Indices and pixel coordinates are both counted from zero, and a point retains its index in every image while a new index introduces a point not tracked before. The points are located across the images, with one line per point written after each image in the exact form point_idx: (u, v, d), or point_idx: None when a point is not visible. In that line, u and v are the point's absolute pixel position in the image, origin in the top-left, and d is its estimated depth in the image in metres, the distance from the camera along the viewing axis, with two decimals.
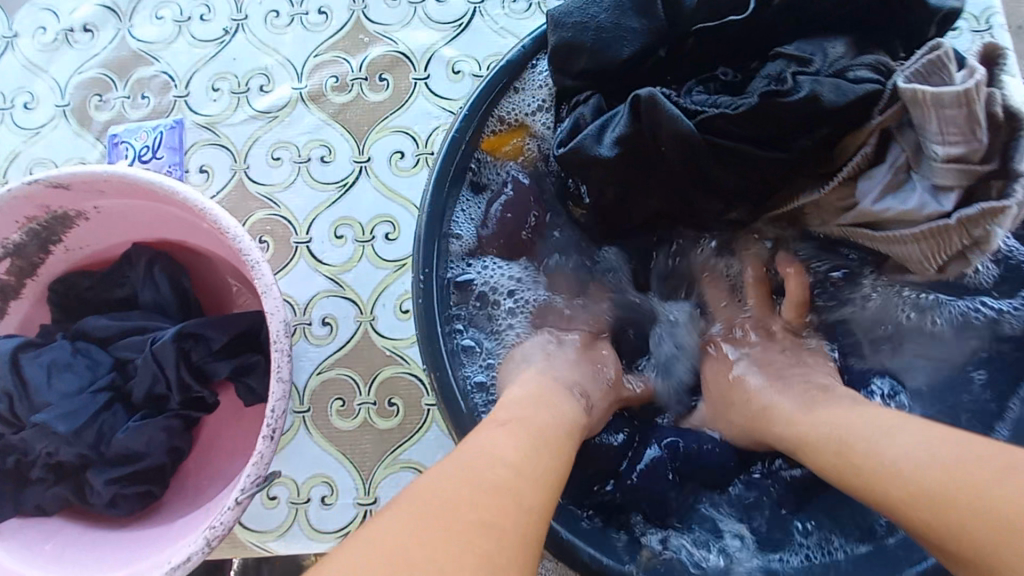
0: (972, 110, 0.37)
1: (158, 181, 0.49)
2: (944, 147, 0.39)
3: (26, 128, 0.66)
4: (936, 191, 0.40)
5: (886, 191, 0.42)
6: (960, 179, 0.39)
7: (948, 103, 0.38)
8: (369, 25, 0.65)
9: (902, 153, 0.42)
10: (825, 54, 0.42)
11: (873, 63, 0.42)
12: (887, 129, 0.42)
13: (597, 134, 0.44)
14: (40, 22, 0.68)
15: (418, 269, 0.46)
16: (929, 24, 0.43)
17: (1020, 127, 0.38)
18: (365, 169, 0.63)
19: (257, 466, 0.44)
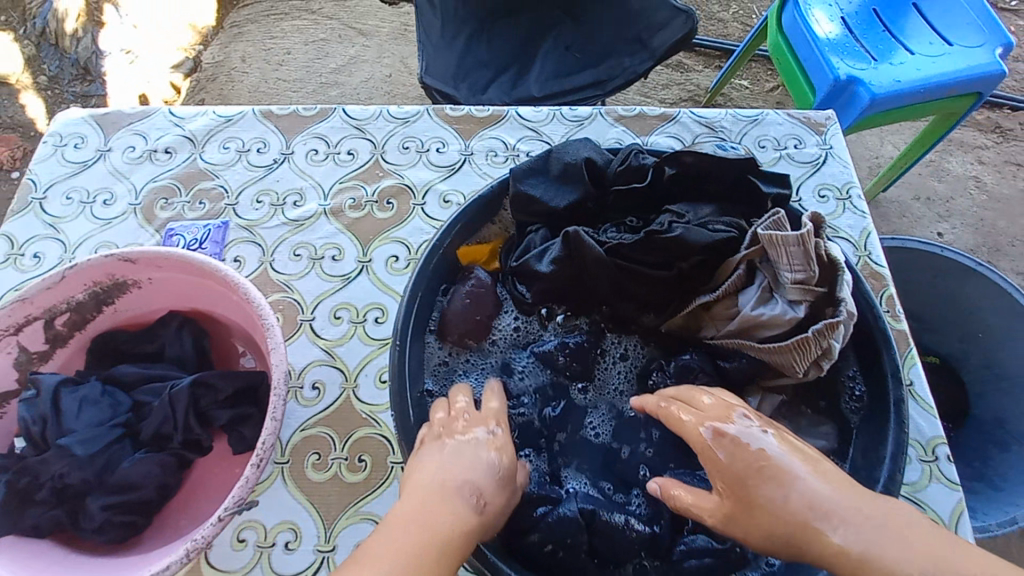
0: (806, 249, 0.55)
1: (206, 261, 0.65)
2: (793, 274, 0.55)
3: (100, 218, 0.84)
4: (792, 303, 0.56)
5: (759, 304, 0.57)
6: (805, 297, 0.56)
7: (792, 243, 0.55)
8: (385, 164, 0.87)
9: (766, 277, 0.58)
10: (697, 211, 0.61)
11: (727, 220, 0.60)
12: (753, 261, 0.58)
13: (539, 256, 0.62)
14: (132, 143, 0.89)
15: (396, 339, 0.60)
16: (766, 198, 0.62)
17: (839, 265, 0.56)
18: (366, 267, 0.79)
19: (242, 488, 0.53)
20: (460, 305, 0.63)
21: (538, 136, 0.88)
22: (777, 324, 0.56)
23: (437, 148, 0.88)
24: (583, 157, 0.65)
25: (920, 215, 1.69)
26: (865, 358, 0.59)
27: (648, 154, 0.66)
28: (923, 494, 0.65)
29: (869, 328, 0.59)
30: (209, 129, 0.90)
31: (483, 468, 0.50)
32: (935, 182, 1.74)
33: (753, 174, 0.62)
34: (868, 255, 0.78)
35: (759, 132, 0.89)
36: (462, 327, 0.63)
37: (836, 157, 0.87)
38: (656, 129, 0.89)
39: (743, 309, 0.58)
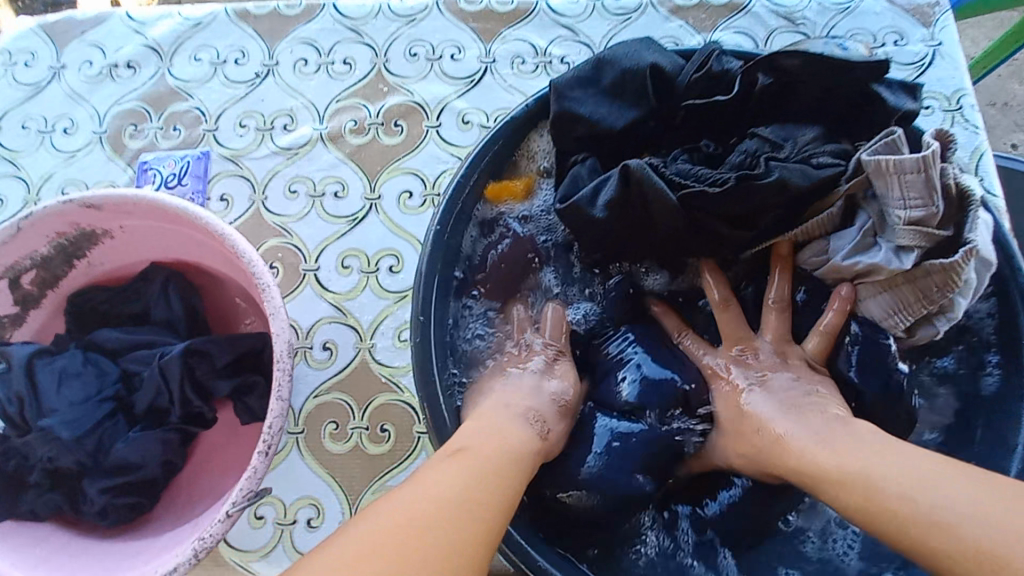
0: (928, 177, 0.43)
1: (184, 207, 0.53)
2: (906, 210, 0.44)
3: (62, 151, 0.71)
4: (899, 250, 0.46)
5: (858, 251, 0.48)
6: (921, 240, 0.44)
7: (909, 170, 0.43)
8: (389, 77, 0.71)
9: (870, 217, 0.47)
10: (796, 139, 0.48)
11: (828, 148, 0.47)
12: (853, 195, 0.47)
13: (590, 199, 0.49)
14: (87, 57, 0.74)
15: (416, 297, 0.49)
16: (890, 114, 0.47)
17: (970, 196, 0.44)
18: (375, 206, 0.67)
19: (249, 480, 0.46)
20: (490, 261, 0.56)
21: (574, 35, 0.72)
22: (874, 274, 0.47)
23: (452, 54, 0.72)
24: (648, 61, 0.50)
25: (995, 125, 1.48)
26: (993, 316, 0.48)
27: (732, 57, 0.51)
28: None
29: (1003, 284, 0.48)
30: (176, 36, 0.74)
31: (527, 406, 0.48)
32: (1016, 84, 1.50)
33: (879, 82, 0.47)
34: (982, 183, 0.64)
35: (851, 24, 0.71)
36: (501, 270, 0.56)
37: (947, 56, 0.69)
38: (722, 23, 0.71)
39: (835, 257, 0.49)
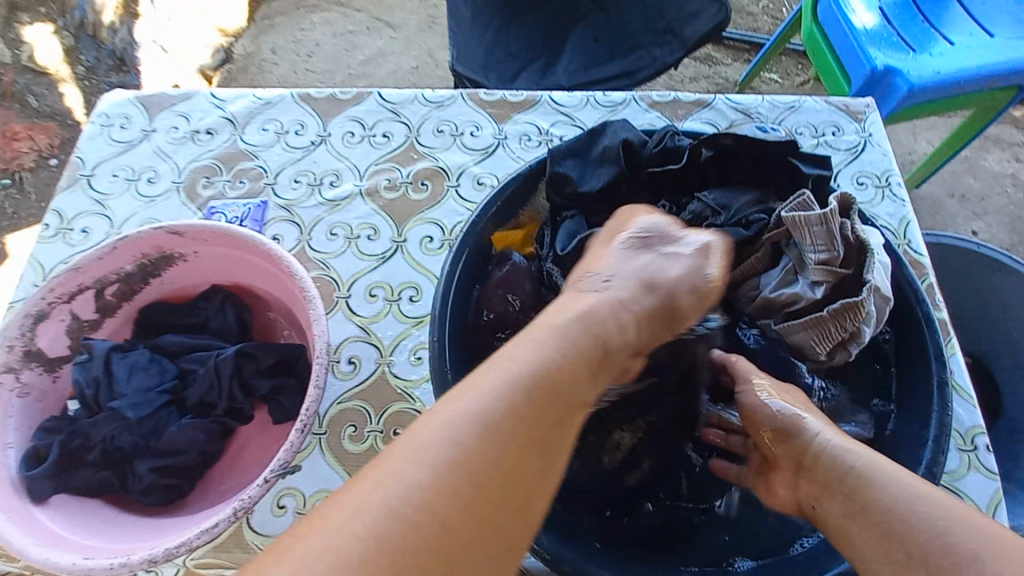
0: (829, 229, 0.55)
1: (253, 235, 0.66)
2: (816, 254, 0.56)
3: (145, 196, 0.86)
4: (812, 285, 0.57)
5: (780, 285, 0.59)
6: (828, 277, 0.56)
7: (816, 223, 0.55)
8: (419, 147, 0.88)
9: (791, 260, 0.59)
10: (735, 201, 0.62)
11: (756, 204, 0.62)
12: (777, 243, 0.59)
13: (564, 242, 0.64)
14: (175, 124, 0.92)
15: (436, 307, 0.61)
16: (807, 177, 0.62)
17: (867, 246, 0.56)
18: (401, 247, 0.80)
19: (286, 452, 0.55)
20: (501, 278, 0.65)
21: (571, 120, 0.89)
22: (793, 304, 0.58)
23: (471, 131, 0.89)
24: (620, 139, 0.66)
25: (954, 213, 1.65)
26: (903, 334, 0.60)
27: (684, 136, 0.66)
28: (962, 483, 0.63)
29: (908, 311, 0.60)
30: (249, 111, 0.92)
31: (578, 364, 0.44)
32: (970, 179, 1.69)
33: (794, 156, 0.62)
34: (908, 243, 0.76)
35: (796, 119, 0.88)
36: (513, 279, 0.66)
37: (876, 145, 0.85)
38: (690, 115, 0.88)
39: (764, 290, 0.60)
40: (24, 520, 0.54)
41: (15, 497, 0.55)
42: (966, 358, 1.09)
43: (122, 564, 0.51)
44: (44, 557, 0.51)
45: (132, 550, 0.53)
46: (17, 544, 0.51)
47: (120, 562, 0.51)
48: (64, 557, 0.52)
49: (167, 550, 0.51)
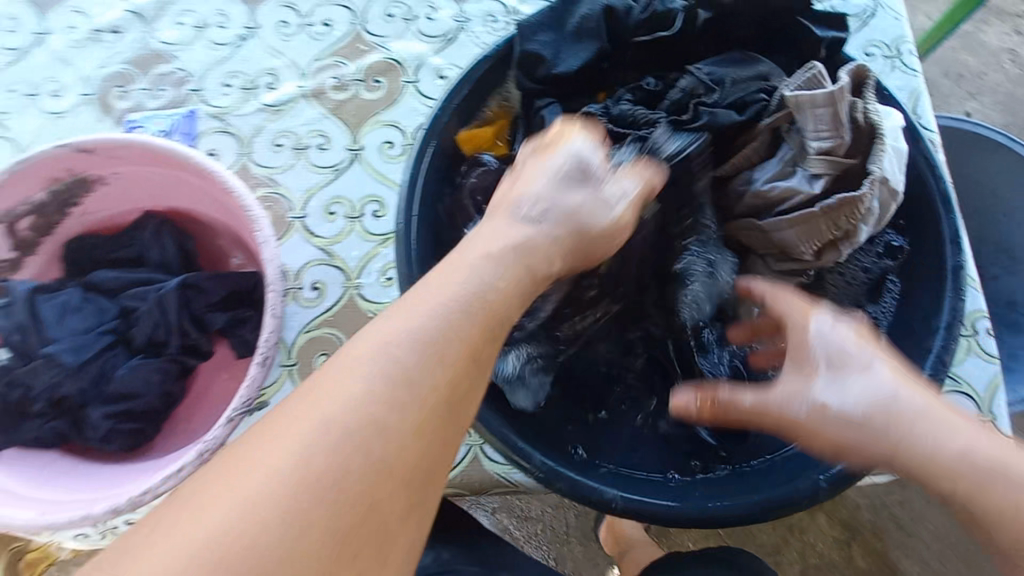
0: (835, 112, 0.48)
1: (176, 148, 0.57)
2: (819, 141, 0.49)
3: (51, 112, 0.74)
4: (811, 178, 0.50)
5: (774, 177, 0.51)
6: (829, 170, 0.49)
7: (820, 104, 0.48)
8: (368, 37, 0.75)
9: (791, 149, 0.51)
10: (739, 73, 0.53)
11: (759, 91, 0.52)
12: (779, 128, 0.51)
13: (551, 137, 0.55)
14: (72, 23, 0.77)
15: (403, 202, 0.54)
16: (817, 44, 0.53)
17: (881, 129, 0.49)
18: (357, 156, 0.71)
19: (249, 388, 0.52)
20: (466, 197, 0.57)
21: None
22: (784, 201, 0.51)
23: (427, 14, 0.76)
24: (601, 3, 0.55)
25: (948, 95, 1.56)
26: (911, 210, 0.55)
27: None
28: (962, 369, 0.61)
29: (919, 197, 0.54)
30: (159, 2, 0.77)
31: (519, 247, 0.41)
32: (967, 57, 1.59)
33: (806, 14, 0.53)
34: (919, 118, 0.67)
35: None
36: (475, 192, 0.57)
37: (888, 8, 0.73)
38: None
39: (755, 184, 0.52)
40: None
41: None
42: None
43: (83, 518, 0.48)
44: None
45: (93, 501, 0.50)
46: None
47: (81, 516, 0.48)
48: (19, 515, 0.49)
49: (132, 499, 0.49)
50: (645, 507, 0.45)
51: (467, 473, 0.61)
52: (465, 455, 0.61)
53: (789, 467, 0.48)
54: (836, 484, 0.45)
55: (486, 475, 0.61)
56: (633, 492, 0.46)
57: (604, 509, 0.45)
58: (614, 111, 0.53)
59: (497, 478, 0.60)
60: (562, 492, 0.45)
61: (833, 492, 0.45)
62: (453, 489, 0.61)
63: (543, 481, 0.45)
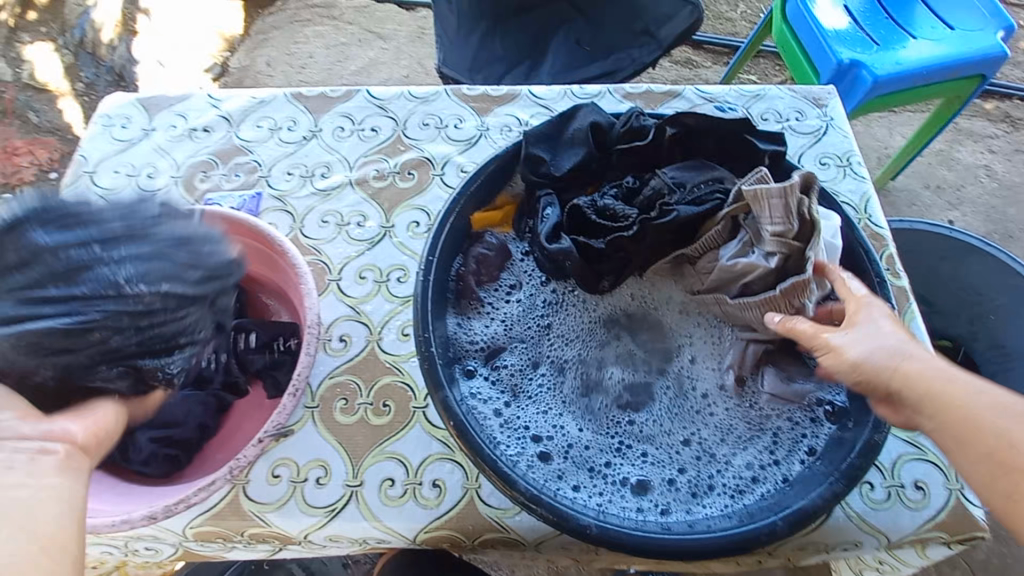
0: (786, 203, 0.58)
1: (247, 218, 0.70)
2: (772, 226, 0.59)
3: (145, 189, 0.90)
4: (766, 255, 0.60)
5: (737, 253, 0.62)
6: (781, 249, 0.59)
7: (774, 196, 0.58)
8: (406, 140, 0.92)
9: (748, 233, 0.62)
10: (690, 179, 0.65)
11: (717, 191, 0.64)
12: (737, 217, 0.62)
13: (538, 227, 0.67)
14: (173, 123, 0.96)
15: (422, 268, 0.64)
16: (761, 155, 0.66)
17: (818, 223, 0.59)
18: (389, 232, 0.84)
19: (278, 416, 0.60)
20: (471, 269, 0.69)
21: (549, 112, 0.93)
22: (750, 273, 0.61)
23: (456, 124, 0.93)
24: (589, 122, 0.70)
25: (930, 203, 1.70)
26: None
27: (649, 117, 0.70)
28: (925, 438, 0.67)
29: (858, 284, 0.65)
30: (244, 110, 0.97)
31: None
32: (944, 171, 1.75)
33: (751, 134, 0.67)
34: (870, 218, 0.81)
35: (762, 106, 0.92)
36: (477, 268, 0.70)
37: (836, 128, 0.90)
38: (662, 103, 0.92)
39: (721, 260, 0.63)
40: None
41: None
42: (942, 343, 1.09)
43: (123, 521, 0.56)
44: None
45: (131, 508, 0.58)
46: None
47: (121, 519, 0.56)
48: None
49: (167, 507, 0.56)
50: (629, 536, 0.51)
51: (462, 516, 0.65)
52: (461, 497, 0.66)
53: (756, 508, 0.55)
54: (791, 524, 0.52)
55: (480, 518, 0.65)
56: (619, 525, 0.53)
57: (584, 537, 0.51)
58: (598, 204, 0.66)
59: (490, 522, 0.65)
60: (546, 520, 0.52)
61: (790, 531, 0.52)
62: (448, 532, 0.65)
63: (529, 509, 0.53)
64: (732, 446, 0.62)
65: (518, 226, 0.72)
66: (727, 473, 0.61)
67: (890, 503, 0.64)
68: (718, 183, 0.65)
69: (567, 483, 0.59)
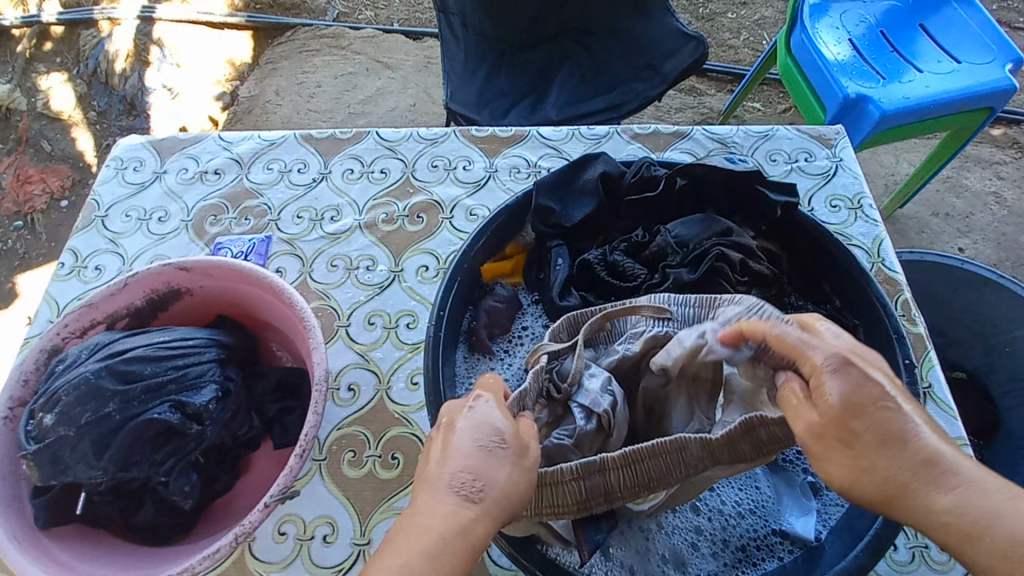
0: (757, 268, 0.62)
1: (256, 269, 0.71)
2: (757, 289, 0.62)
3: (156, 233, 0.90)
4: None
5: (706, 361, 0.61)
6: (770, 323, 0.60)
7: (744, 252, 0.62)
8: (415, 182, 0.93)
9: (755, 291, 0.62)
10: (695, 234, 0.63)
11: (718, 238, 0.62)
12: (747, 263, 0.61)
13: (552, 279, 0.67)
14: (184, 166, 0.97)
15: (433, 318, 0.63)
16: (773, 206, 0.65)
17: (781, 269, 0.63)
18: (398, 277, 0.84)
19: (286, 477, 0.58)
20: (483, 321, 0.68)
21: (558, 154, 0.93)
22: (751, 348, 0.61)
23: (464, 166, 0.94)
24: (598, 173, 0.69)
25: (940, 231, 1.69)
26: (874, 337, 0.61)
27: (660, 166, 0.69)
28: None
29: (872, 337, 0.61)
30: (254, 152, 0.97)
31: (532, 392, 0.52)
32: (953, 198, 1.74)
33: (763, 185, 0.65)
34: (883, 262, 0.80)
35: (771, 147, 0.92)
36: (489, 318, 0.68)
37: (846, 169, 0.90)
38: (671, 144, 0.92)
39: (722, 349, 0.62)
40: (34, 550, 0.56)
41: (25, 528, 0.57)
42: (959, 379, 1.06)
43: None
44: None
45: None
46: (25, 574, 0.53)
47: None
48: None
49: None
50: None
51: None
52: None
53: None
54: None
55: None
56: None
57: None
58: (609, 259, 0.65)
59: None
60: None
61: None
62: None
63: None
64: (754, 509, 0.60)
65: (528, 275, 0.71)
66: (750, 518, 0.60)
67: (915, 565, 0.62)
68: (723, 233, 0.63)
69: (614, 564, 0.56)
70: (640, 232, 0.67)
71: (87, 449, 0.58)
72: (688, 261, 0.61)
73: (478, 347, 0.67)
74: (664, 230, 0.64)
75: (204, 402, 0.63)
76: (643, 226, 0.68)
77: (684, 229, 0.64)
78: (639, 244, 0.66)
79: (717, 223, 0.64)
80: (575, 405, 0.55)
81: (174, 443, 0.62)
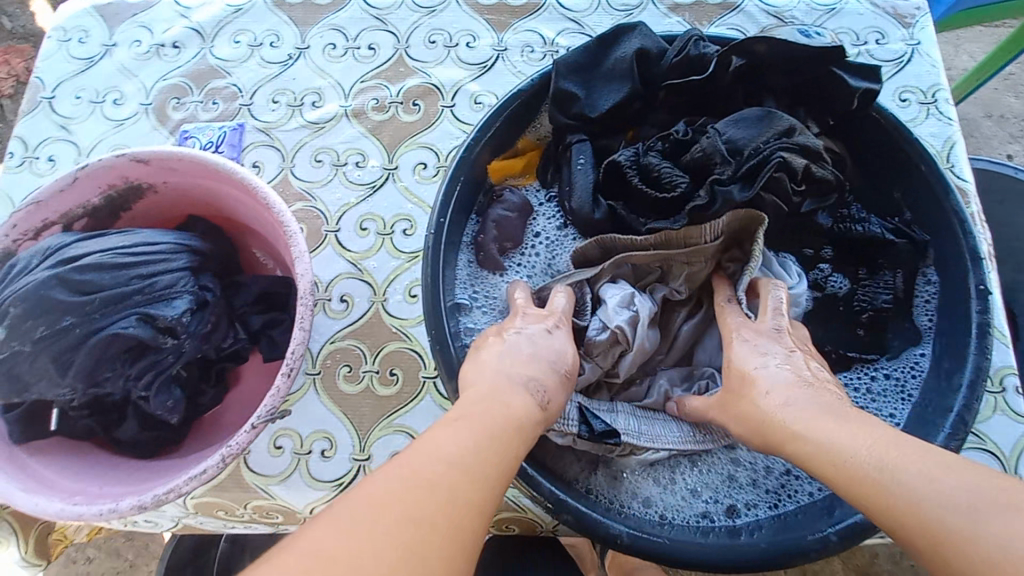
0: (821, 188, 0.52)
1: (224, 162, 0.60)
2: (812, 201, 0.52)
3: (113, 119, 0.78)
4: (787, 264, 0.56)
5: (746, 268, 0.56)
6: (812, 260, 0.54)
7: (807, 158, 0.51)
8: (409, 61, 0.78)
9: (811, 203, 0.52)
10: (749, 131, 0.52)
11: (779, 136, 0.51)
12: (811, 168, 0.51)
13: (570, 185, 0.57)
14: (136, 37, 0.82)
15: (431, 225, 0.54)
16: (850, 95, 0.53)
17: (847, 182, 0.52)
18: (392, 175, 0.74)
19: (273, 397, 0.53)
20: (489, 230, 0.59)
21: (579, 29, 0.78)
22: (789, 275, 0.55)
23: (467, 42, 0.79)
24: (634, 49, 0.56)
25: (991, 136, 1.52)
26: (942, 261, 0.54)
27: (710, 42, 0.56)
28: (987, 426, 0.61)
29: (941, 259, 0.54)
30: (218, 21, 0.82)
31: (543, 368, 0.48)
32: (1011, 97, 1.55)
33: (837, 66, 0.53)
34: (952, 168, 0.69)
35: (837, 24, 0.76)
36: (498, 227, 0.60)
37: (924, 54, 0.75)
38: (716, 19, 0.77)
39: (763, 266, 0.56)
40: (10, 467, 0.53)
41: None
42: None
43: (110, 510, 0.50)
44: (34, 503, 0.51)
45: (120, 496, 0.52)
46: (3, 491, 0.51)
47: (108, 508, 0.50)
48: (51, 503, 0.51)
49: (156, 497, 0.50)
50: (656, 544, 0.47)
51: None
52: None
53: (799, 515, 0.50)
54: (847, 538, 0.46)
55: None
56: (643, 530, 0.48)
57: (609, 543, 0.47)
58: (642, 161, 0.54)
59: (506, 501, 0.60)
60: (568, 523, 0.47)
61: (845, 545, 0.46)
62: None
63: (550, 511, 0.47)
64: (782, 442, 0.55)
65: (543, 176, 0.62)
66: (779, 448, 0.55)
67: None
68: (785, 130, 0.51)
69: (634, 496, 0.53)
70: (682, 126, 0.55)
71: (51, 366, 0.53)
72: (740, 165, 0.50)
73: (484, 259, 0.59)
74: (713, 127, 0.53)
75: (176, 315, 0.56)
76: (683, 119, 0.56)
77: (738, 125, 0.52)
78: (681, 143, 0.54)
79: (778, 120, 0.52)
80: (595, 316, 0.54)
81: (149, 357, 0.56)
